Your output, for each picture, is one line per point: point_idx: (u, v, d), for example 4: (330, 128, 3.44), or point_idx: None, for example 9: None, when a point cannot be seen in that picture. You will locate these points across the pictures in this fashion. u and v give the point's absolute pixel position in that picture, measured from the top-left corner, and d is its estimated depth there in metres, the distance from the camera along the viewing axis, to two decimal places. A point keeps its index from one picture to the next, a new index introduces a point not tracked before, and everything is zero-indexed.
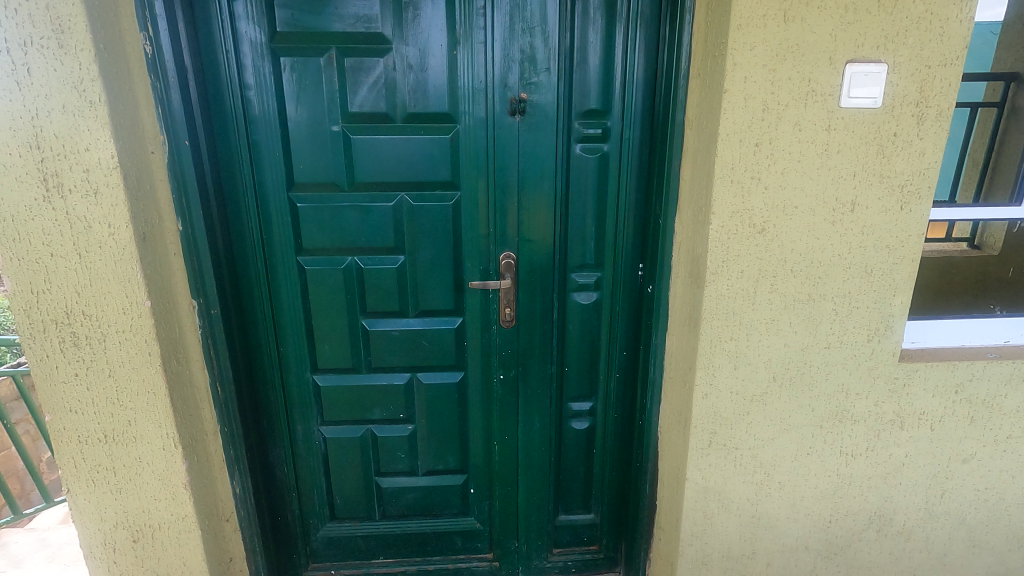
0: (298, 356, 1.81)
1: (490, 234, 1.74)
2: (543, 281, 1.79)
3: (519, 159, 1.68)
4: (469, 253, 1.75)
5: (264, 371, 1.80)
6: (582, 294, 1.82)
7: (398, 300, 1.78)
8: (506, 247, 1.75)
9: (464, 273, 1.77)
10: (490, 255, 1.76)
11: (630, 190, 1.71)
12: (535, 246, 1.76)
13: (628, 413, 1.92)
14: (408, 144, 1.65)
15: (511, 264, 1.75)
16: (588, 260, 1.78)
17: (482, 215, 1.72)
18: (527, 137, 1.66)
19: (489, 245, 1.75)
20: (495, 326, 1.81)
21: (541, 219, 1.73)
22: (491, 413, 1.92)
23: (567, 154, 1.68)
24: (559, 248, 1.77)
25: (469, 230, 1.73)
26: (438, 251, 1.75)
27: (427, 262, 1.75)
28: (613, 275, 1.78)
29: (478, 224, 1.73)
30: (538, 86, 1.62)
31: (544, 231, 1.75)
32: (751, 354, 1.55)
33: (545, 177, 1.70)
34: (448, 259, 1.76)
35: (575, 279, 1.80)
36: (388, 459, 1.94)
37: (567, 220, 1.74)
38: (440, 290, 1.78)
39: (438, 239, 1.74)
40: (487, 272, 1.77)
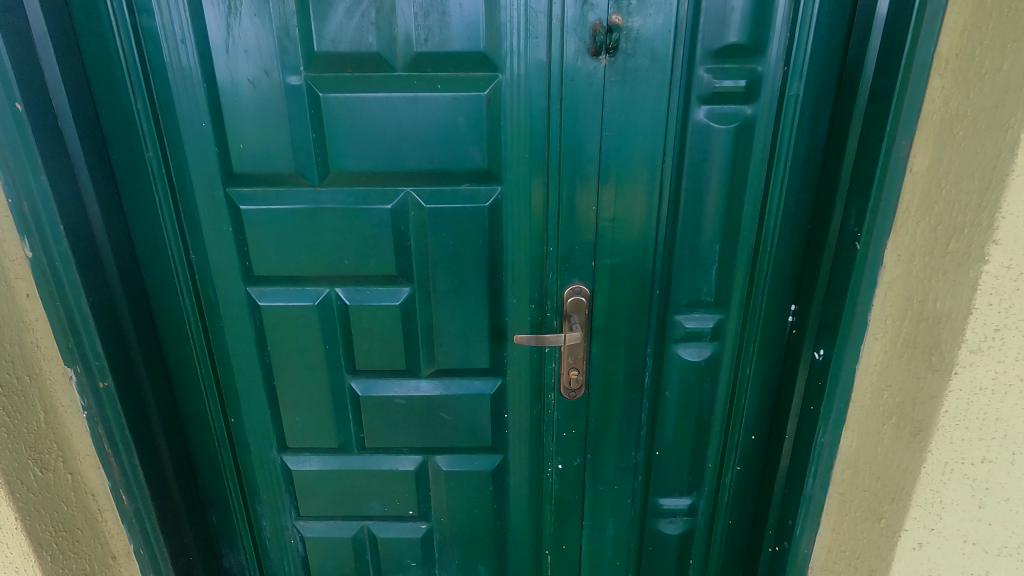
0: (258, 428, 1.23)
1: (551, 252, 1.07)
2: (631, 329, 1.12)
3: (603, 131, 1.00)
4: (514, 283, 1.10)
5: (209, 448, 1.23)
6: (689, 347, 1.15)
7: (402, 352, 1.15)
8: (572, 273, 1.09)
9: (507, 314, 1.13)
10: (549, 288, 1.10)
11: (786, 184, 1.01)
12: (621, 275, 1.08)
13: (747, 516, 1.28)
14: (416, 108, 0.99)
15: (581, 303, 1.09)
16: (706, 295, 1.10)
17: (537, 224, 1.06)
18: (620, 93, 0.97)
19: (548, 270, 1.09)
20: (552, 394, 1.17)
21: (635, 231, 1.06)
22: (543, 512, 1.30)
23: (685, 124, 0.99)
24: (659, 276, 1.09)
25: (517, 248, 1.07)
26: (465, 279, 1.10)
27: (447, 298, 1.12)
28: (745, 320, 1.10)
29: (533, 237, 1.06)
30: (641, 3, 0.93)
31: (637, 251, 1.07)
32: (1014, 488, 0.85)
33: (644, 162, 1.01)
34: (482, 294, 1.11)
35: (679, 327, 1.12)
36: (393, 567, 1.35)
37: (675, 232, 1.06)
38: (468, 340, 1.14)
39: (465, 262, 1.09)
40: (544, 314, 1.12)
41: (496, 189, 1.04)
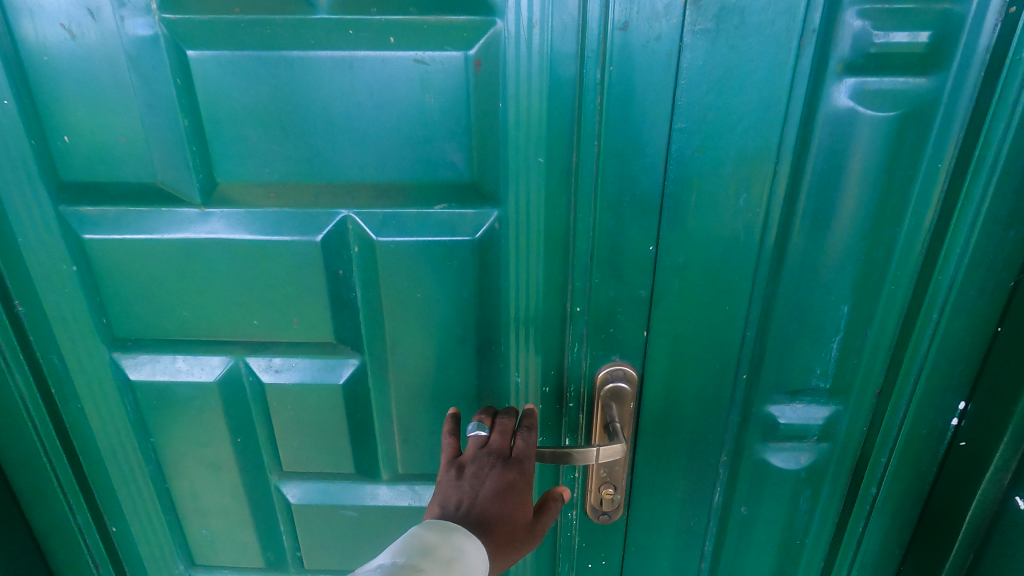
0: (150, 540, 0.86)
1: (578, 315, 0.67)
2: (699, 428, 0.73)
3: (674, 122, 0.57)
4: (518, 357, 0.71)
5: (82, 570, 0.87)
6: (782, 452, 0.74)
7: (348, 450, 0.78)
8: (609, 349, 0.68)
9: (505, 400, 0.74)
10: (572, 366, 0.70)
11: (982, 215, 0.60)
12: (689, 353, 0.68)
13: None
14: (356, 81, 0.59)
15: (625, 390, 0.69)
16: (818, 380, 0.70)
17: (556, 270, 0.66)
18: (710, 55, 0.55)
19: (572, 341, 0.69)
20: (574, 513, 0.79)
21: (717, 288, 0.64)
22: None
23: (816, 111, 0.57)
24: (749, 354, 0.69)
25: (523, 306, 0.68)
26: (440, 351, 0.71)
27: (413, 377, 0.73)
28: (878, 420, 0.71)
29: (548, 290, 0.67)
30: None
31: (718, 317, 0.66)
32: None
33: (742, 177, 0.59)
34: (468, 370, 0.72)
35: (775, 426, 0.72)
36: None
37: (780, 287, 0.65)
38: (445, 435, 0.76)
39: (442, 324, 0.70)
40: (564, 401, 0.73)
41: (490, 214, 0.64)
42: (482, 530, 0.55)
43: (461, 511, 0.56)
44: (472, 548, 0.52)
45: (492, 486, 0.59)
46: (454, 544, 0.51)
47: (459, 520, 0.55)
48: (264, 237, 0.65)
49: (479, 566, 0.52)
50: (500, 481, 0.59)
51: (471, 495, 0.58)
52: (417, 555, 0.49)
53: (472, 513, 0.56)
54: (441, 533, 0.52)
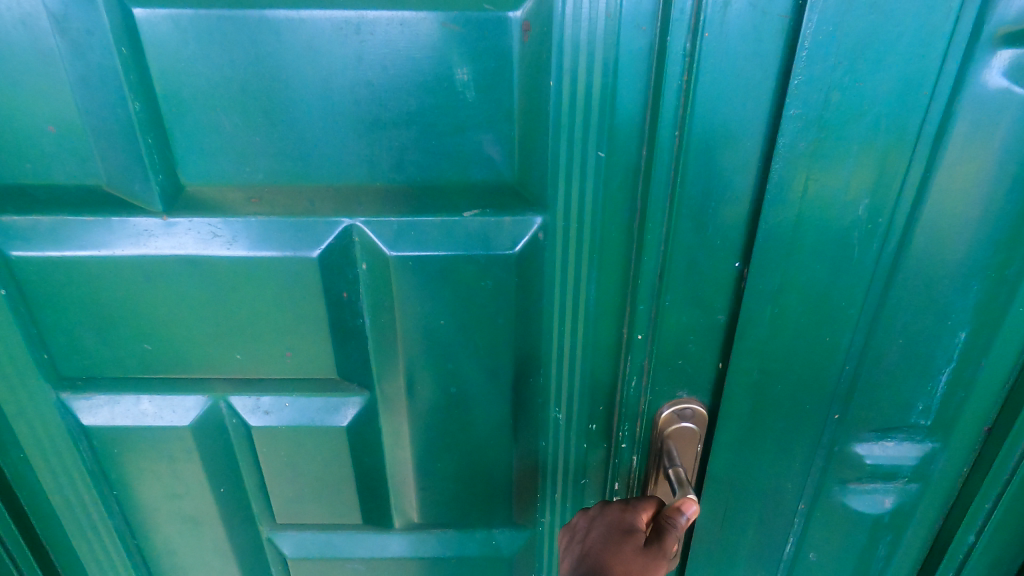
0: None
1: (638, 345, 0.54)
2: (775, 473, 0.61)
3: (785, 108, 0.43)
4: (561, 390, 0.59)
5: None
6: (865, 495, 0.62)
7: (355, 498, 0.66)
8: (675, 385, 0.56)
9: (543, 440, 0.62)
10: (628, 405, 0.57)
11: None
12: (773, 390, 0.56)
13: None
14: (363, 51, 0.45)
15: (690, 429, 0.58)
16: (917, 417, 0.58)
17: (613, 291, 0.53)
18: (841, 15, 0.40)
19: (630, 377, 0.56)
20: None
21: (816, 315, 0.52)
22: None
23: (970, 91, 0.43)
24: (846, 391, 0.56)
25: (570, 332, 0.56)
26: (466, 386, 0.58)
27: (432, 417, 0.60)
28: (983, 462, 0.59)
29: (603, 315, 0.54)
30: None
31: (812, 349, 0.53)
32: None
33: (864, 177, 0.46)
34: (499, 408, 0.60)
35: (859, 466, 0.60)
36: None
37: (888, 313, 0.52)
38: (469, 481, 0.64)
39: (470, 356, 0.57)
40: (615, 444, 0.60)
41: (534, 222, 0.51)
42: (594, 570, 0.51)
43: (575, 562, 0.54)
44: None
45: (613, 533, 0.54)
46: None
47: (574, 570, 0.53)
48: (244, 254, 0.51)
49: None
50: (604, 523, 0.55)
51: (583, 544, 0.55)
52: None
53: (589, 557, 0.53)
54: None
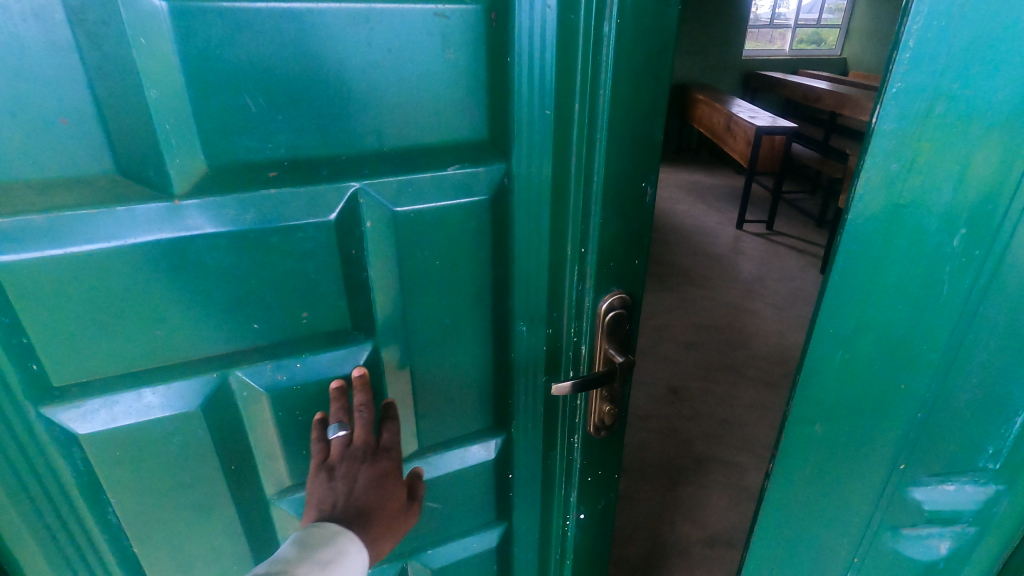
0: None
1: (584, 259, 0.63)
2: (851, 488, 0.63)
3: (880, 119, 0.46)
4: (525, 302, 0.70)
5: None
6: (919, 539, 0.65)
7: None
8: (614, 285, 0.65)
9: (511, 342, 0.73)
10: (574, 303, 0.67)
11: None
12: (854, 395, 0.58)
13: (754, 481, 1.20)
14: (380, 41, 0.53)
15: (620, 314, 0.66)
16: (987, 461, 0.58)
17: (564, 221, 0.63)
18: (957, 26, 0.41)
19: (574, 283, 0.65)
20: (574, 458, 0.77)
21: (898, 346, 0.54)
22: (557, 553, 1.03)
23: None
24: (923, 419, 0.56)
25: (530, 248, 0.66)
26: (455, 313, 0.69)
27: (430, 343, 0.69)
28: None
29: (556, 239, 0.64)
30: None
31: (897, 363, 0.55)
32: None
33: (964, 193, 0.47)
34: (480, 320, 0.70)
35: (916, 510, 0.62)
36: None
37: (972, 337, 0.52)
38: (465, 395, 0.75)
39: (452, 282, 0.67)
40: (572, 339, 0.69)
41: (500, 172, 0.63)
42: (359, 524, 0.60)
43: (340, 510, 0.60)
44: (354, 546, 0.57)
45: (369, 484, 0.62)
46: (339, 543, 0.57)
47: (342, 520, 0.59)
48: (267, 225, 0.56)
49: (365, 558, 0.58)
50: (371, 475, 0.63)
51: (352, 492, 0.61)
52: (307, 549, 0.55)
53: (351, 509, 0.60)
54: (329, 534, 0.57)
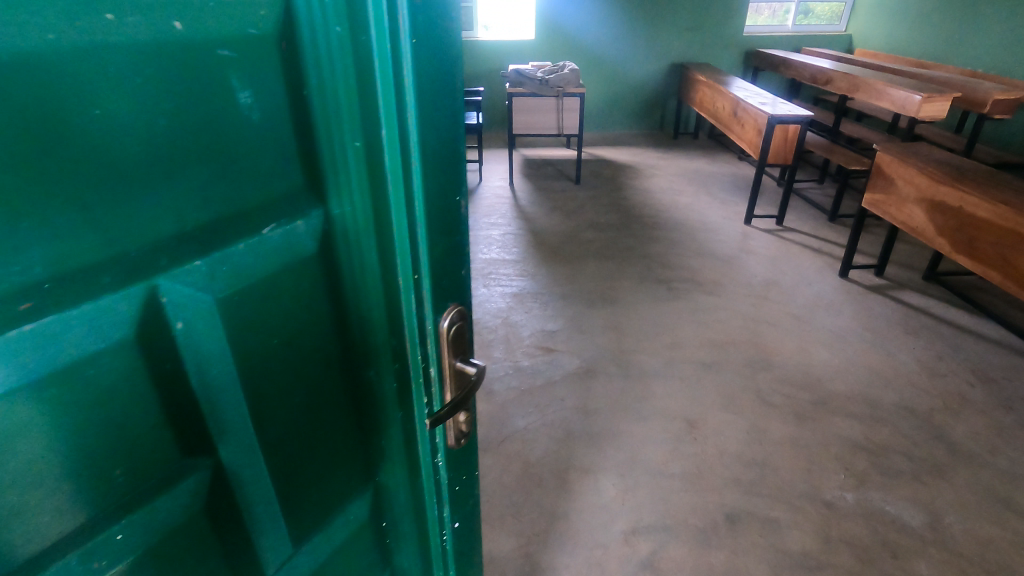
0: None
1: (418, 284, 0.37)
2: None
3: None
4: (375, 372, 0.38)
5: None
6: None
7: None
8: (448, 300, 0.40)
9: (369, 421, 0.40)
10: (417, 338, 0.38)
11: None
12: None
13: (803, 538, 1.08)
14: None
15: (463, 324, 0.41)
16: None
17: (389, 219, 0.34)
18: None
19: (412, 309, 0.37)
20: (442, 503, 0.47)
21: None
22: None
23: None
24: None
25: (374, 289, 0.35)
26: (309, 399, 0.35)
27: (278, 515, 0.35)
28: None
29: (386, 274, 0.35)
30: None
31: None
32: None
33: None
34: (330, 434, 0.37)
35: None
36: None
37: None
38: (331, 533, 0.40)
39: (276, 379, 0.32)
40: (425, 384, 0.41)
41: (319, 221, 0.32)
42: None
43: None
44: None
45: None
46: None
47: None
48: (32, 374, 0.21)
49: None
50: None
51: None
52: None
53: None
54: None
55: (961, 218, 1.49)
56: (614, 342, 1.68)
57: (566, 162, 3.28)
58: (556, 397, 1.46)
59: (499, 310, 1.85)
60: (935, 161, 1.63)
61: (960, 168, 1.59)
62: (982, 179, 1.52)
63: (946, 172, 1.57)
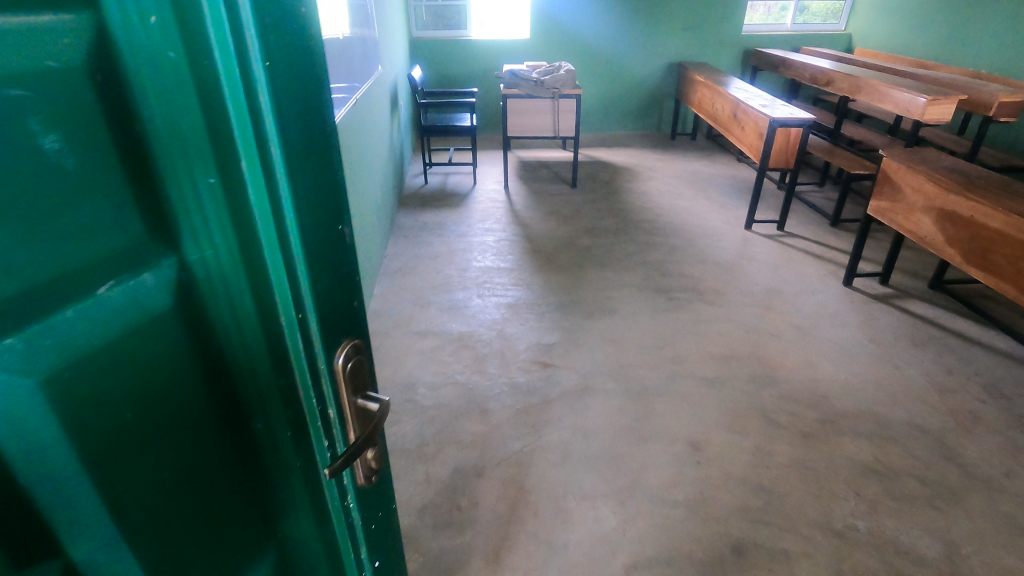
0: None
1: (304, 323, 0.35)
2: None
3: None
4: (261, 425, 0.36)
5: None
6: None
7: None
8: (340, 335, 0.39)
9: (264, 476, 0.38)
10: (310, 382, 0.37)
11: None
12: None
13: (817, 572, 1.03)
14: None
15: (360, 356, 0.41)
16: None
17: (263, 263, 0.32)
18: None
19: (301, 350, 0.35)
20: (356, 546, 0.45)
21: None
22: None
23: None
24: None
25: (251, 339, 0.33)
26: (187, 471, 0.32)
27: None
28: None
29: (266, 321, 0.33)
30: None
31: None
32: None
33: None
34: (221, 499, 0.34)
35: None
36: None
37: None
38: None
39: (140, 458, 0.29)
40: (325, 428, 0.39)
41: (173, 272, 0.29)
42: None
43: None
44: None
45: None
46: None
47: None
48: None
49: None
50: None
51: None
52: None
53: None
54: None
55: (971, 228, 1.45)
56: (612, 356, 1.62)
57: (562, 165, 3.21)
58: (553, 417, 1.40)
59: (493, 323, 1.79)
60: (943, 168, 1.58)
61: (970, 174, 1.54)
62: (993, 186, 1.48)
63: (954, 179, 1.53)
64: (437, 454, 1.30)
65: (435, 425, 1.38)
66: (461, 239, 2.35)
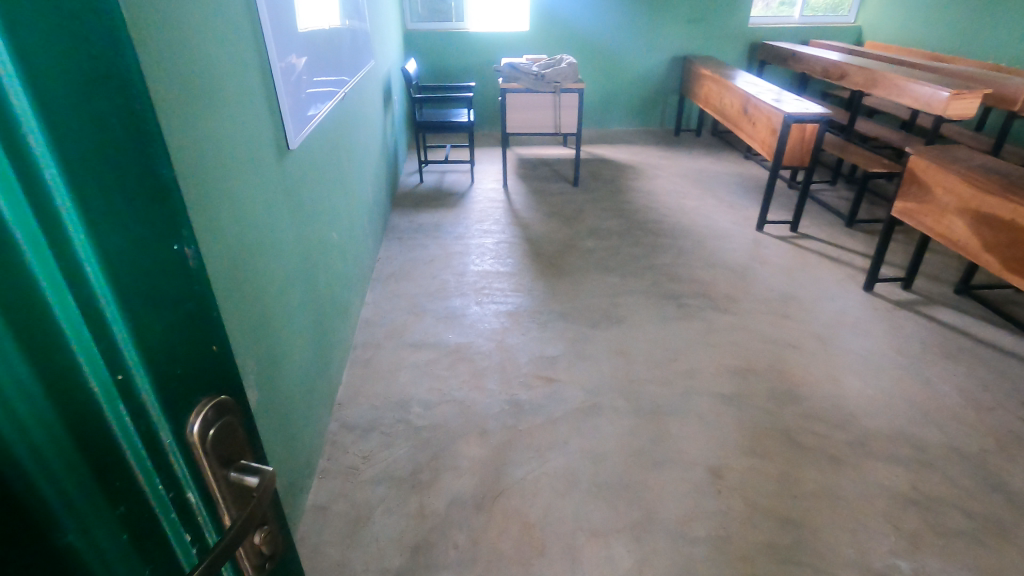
0: None
1: (129, 390, 0.28)
2: None
3: None
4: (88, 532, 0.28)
5: None
6: None
7: None
8: (198, 398, 0.31)
9: None
10: (151, 462, 0.29)
11: None
12: None
13: None
14: None
15: (231, 421, 0.33)
16: None
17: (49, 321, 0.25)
18: None
19: (127, 425, 0.28)
20: None
21: None
22: None
23: None
24: None
25: (35, 418, 0.25)
26: None
27: None
28: None
29: (68, 395, 0.26)
30: None
31: None
32: None
33: None
34: None
35: None
36: None
37: None
38: None
39: None
40: (185, 517, 0.32)
41: None
42: None
43: None
44: None
45: None
46: None
47: None
48: None
49: None
50: None
51: None
52: None
53: None
54: None
55: (1010, 231, 1.34)
56: (620, 370, 1.50)
57: (563, 162, 3.09)
58: (559, 439, 1.29)
59: (493, 332, 1.67)
60: (976, 166, 1.47)
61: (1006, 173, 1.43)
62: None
63: (986, 177, 1.42)
64: (433, 483, 1.18)
65: (429, 449, 1.26)
66: (458, 241, 2.23)
